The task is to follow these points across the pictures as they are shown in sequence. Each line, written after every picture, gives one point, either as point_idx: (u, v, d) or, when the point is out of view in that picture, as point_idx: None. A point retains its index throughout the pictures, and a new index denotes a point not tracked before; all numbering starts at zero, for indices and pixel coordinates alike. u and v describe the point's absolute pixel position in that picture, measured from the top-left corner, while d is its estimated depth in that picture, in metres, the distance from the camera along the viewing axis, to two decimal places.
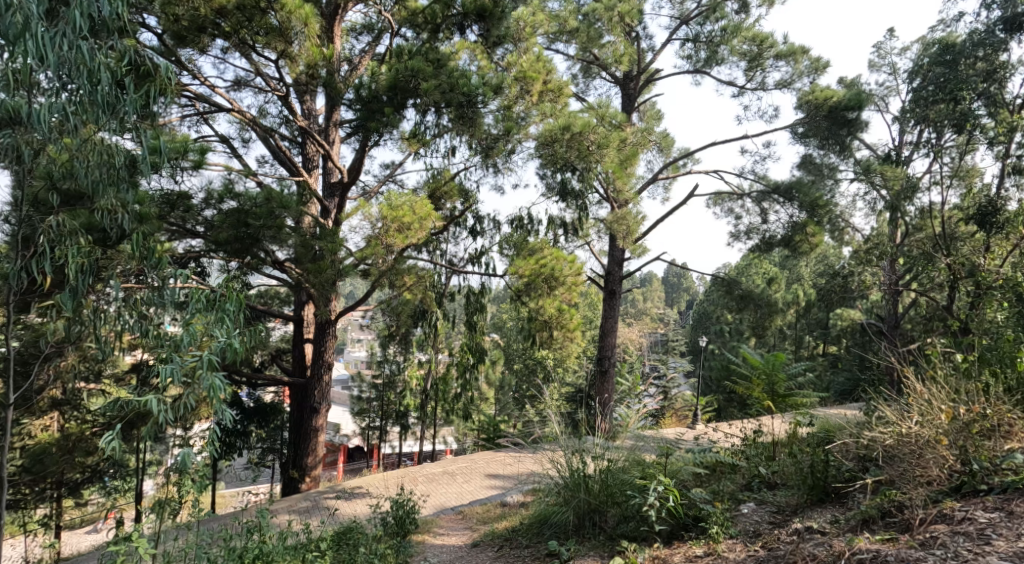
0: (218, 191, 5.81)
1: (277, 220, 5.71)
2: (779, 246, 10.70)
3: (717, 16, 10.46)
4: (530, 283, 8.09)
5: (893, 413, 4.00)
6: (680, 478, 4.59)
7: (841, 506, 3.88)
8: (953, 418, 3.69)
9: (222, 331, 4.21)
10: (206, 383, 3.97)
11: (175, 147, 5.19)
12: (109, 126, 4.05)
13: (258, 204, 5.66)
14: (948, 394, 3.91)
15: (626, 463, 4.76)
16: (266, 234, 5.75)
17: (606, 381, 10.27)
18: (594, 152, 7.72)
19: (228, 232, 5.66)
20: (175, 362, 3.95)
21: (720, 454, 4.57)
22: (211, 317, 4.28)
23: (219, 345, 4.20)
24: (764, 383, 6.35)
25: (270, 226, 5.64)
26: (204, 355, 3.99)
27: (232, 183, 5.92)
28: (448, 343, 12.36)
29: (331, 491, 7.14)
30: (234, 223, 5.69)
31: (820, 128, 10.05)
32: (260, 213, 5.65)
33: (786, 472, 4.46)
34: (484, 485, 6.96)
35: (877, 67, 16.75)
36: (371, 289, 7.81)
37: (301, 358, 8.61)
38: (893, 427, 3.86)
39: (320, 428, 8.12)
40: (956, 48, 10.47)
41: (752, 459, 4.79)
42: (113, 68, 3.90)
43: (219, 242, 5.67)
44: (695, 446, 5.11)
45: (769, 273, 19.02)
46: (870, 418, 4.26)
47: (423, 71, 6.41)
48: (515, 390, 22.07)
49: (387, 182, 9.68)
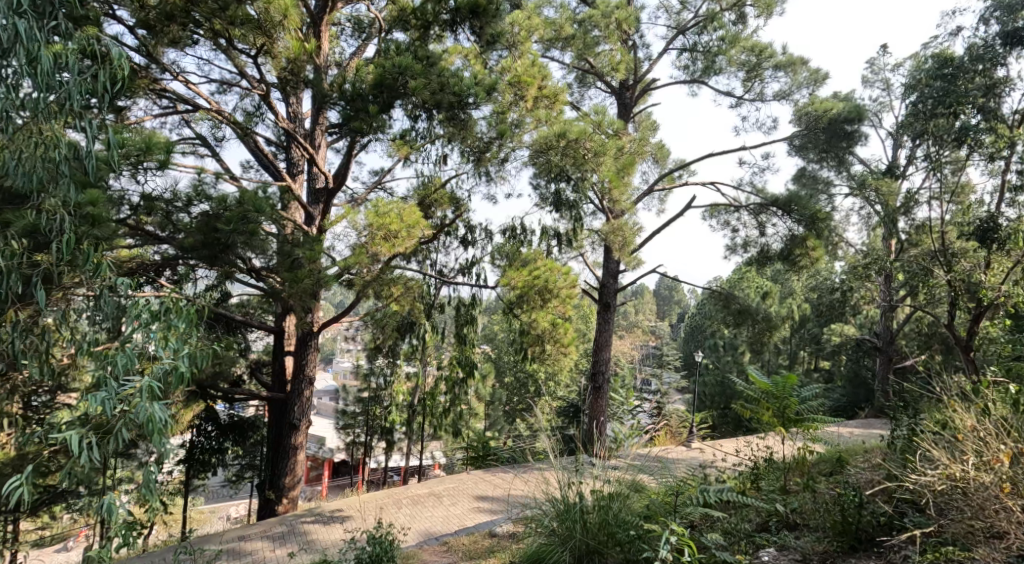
0: (187, 195, 5.45)
1: (252, 225, 5.34)
2: (777, 260, 10.44)
3: (715, 26, 10.23)
4: (523, 295, 7.75)
5: (939, 451, 3.73)
6: (687, 513, 4.33)
7: (879, 558, 3.70)
8: (1013, 461, 3.45)
9: (167, 352, 4.31)
10: (144, 413, 4.05)
11: (137, 145, 4.81)
12: (49, 112, 3.92)
13: (230, 209, 5.31)
14: (1002, 432, 3.68)
15: (628, 498, 4.43)
16: (238, 242, 5.36)
17: (600, 397, 9.95)
18: (590, 160, 7.39)
19: (196, 238, 5.31)
20: (108, 389, 4.05)
21: (735, 491, 4.32)
22: (157, 334, 4.34)
23: (164, 368, 4.27)
24: (775, 408, 5.60)
25: (243, 231, 5.24)
26: (142, 383, 4.08)
27: (203, 186, 5.55)
28: (437, 356, 12.00)
29: (309, 515, 6.73)
30: (205, 229, 5.34)
31: (819, 140, 9.79)
32: (230, 218, 5.26)
33: (808, 512, 4.24)
34: (473, 508, 6.66)
35: (871, 82, 16.70)
36: (356, 300, 7.45)
37: (282, 372, 8.24)
38: (942, 469, 3.60)
39: (300, 446, 7.75)
40: (956, 63, 10.16)
41: (765, 495, 4.53)
42: (58, 52, 3.81)
43: (186, 250, 5.32)
44: (700, 478, 4.83)
45: (762, 286, 18.74)
46: (911, 458, 4.05)
47: (412, 68, 6.13)
48: (505, 404, 21.60)
49: (375, 188, 9.29)
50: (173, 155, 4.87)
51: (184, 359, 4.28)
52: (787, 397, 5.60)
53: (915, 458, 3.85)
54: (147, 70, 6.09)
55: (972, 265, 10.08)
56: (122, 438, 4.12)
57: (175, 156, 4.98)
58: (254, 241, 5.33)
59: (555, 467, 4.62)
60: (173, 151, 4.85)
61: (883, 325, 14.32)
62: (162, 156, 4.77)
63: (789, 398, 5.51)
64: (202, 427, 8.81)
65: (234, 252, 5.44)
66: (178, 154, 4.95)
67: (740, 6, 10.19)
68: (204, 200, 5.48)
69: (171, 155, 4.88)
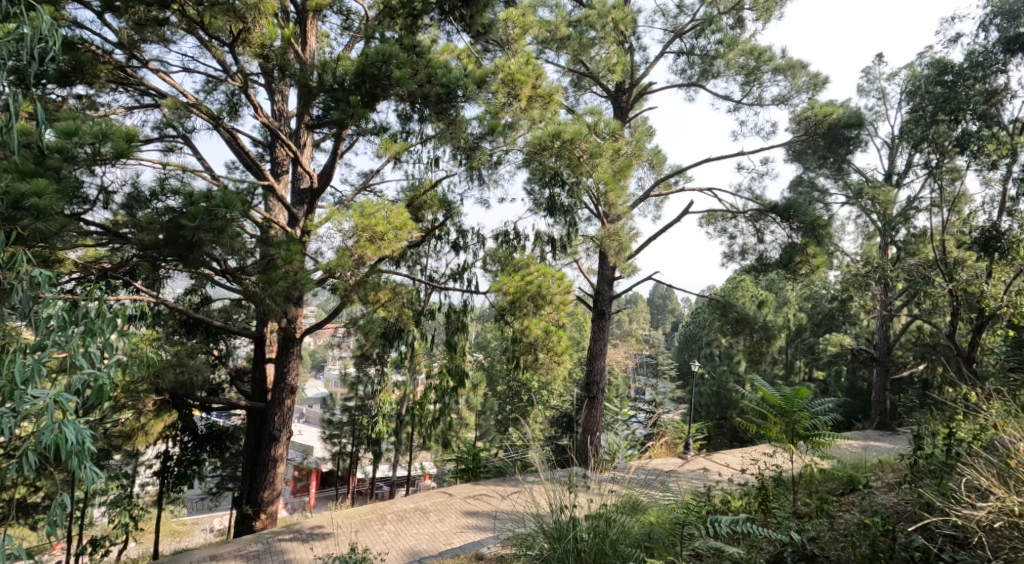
0: (150, 188, 5.13)
1: (219, 221, 5.01)
2: (775, 269, 10.18)
3: (712, 29, 9.96)
4: (515, 302, 7.48)
5: (991, 481, 3.65)
6: (698, 548, 4.06)
7: None
8: None
9: (87, 360, 4.07)
10: (50, 434, 3.76)
11: (91, 133, 4.49)
12: None
13: (196, 203, 5.00)
14: None
15: (627, 525, 4.15)
16: (205, 241, 5.02)
17: (595, 407, 9.63)
18: (586, 162, 7.47)
19: (159, 235, 4.98)
20: (10, 405, 3.73)
21: (746, 520, 4.05)
22: (75, 339, 4.07)
23: (83, 379, 4.03)
24: (782, 423, 5.27)
25: (210, 227, 4.93)
26: (49, 400, 3.78)
27: (167, 179, 5.24)
28: (427, 364, 11.64)
29: (287, 531, 6.40)
30: (169, 226, 5.02)
31: (818, 147, 9.49)
32: (195, 213, 4.94)
33: (828, 543, 3.98)
34: (459, 526, 6.35)
35: (866, 91, 16.57)
36: (340, 305, 7.14)
37: (262, 381, 7.94)
38: (996, 502, 3.51)
39: (279, 458, 7.44)
40: (955, 69, 9.49)
41: (778, 521, 4.27)
42: None
43: (147, 248, 5.00)
44: (702, 503, 4.56)
45: (757, 294, 18.46)
46: (949, 486, 3.94)
47: (397, 57, 5.83)
48: (498, 414, 21.27)
49: (362, 191, 9.01)
50: (130, 145, 4.55)
51: (104, 371, 4.05)
52: (797, 411, 5.21)
53: (964, 487, 3.74)
54: (110, 56, 5.74)
55: (972, 274, 9.86)
56: (27, 460, 3.83)
57: (134, 146, 4.66)
58: (222, 239, 5.00)
59: (547, 485, 4.37)
60: (130, 140, 4.53)
61: (881, 336, 14.08)
62: (118, 146, 4.46)
63: (801, 412, 5.15)
64: (180, 437, 8.50)
65: (202, 252, 5.11)
66: (137, 144, 4.63)
67: (738, 9, 9.96)
68: (169, 195, 5.16)
69: (129, 144, 4.56)
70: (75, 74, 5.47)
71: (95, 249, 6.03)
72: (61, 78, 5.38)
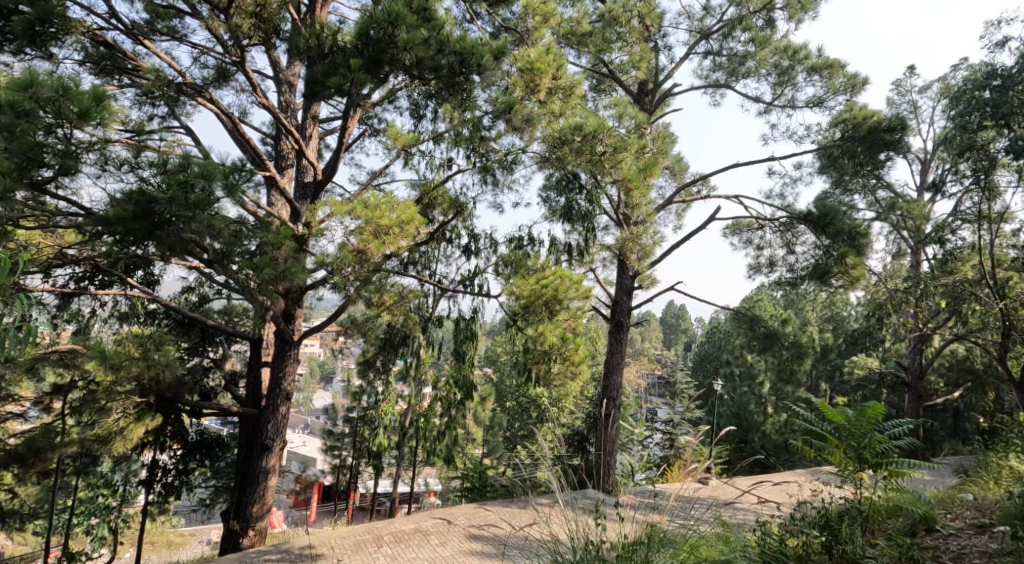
0: (123, 156, 4.77)
1: (196, 195, 4.61)
2: (805, 281, 9.57)
3: (743, 28, 9.34)
4: (528, 306, 6.92)
5: None
6: None
7: None
8: None
9: None
10: None
11: (53, 89, 4.15)
12: None
13: (170, 174, 4.59)
14: None
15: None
16: (179, 217, 4.66)
17: (610, 426, 8.98)
18: (608, 157, 6.81)
19: (127, 208, 4.56)
20: None
21: None
22: None
23: None
24: (847, 446, 4.71)
25: (183, 199, 4.52)
26: None
27: (144, 148, 4.87)
28: (434, 376, 11.05)
29: (275, 551, 5.82)
30: (140, 199, 4.62)
31: (854, 152, 8.89)
32: (169, 184, 4.55)
33: None
34: (465, 551, 5.79)
35: (895, 104, 15.98)
36: (340, 307, 6.64)
37: (256, 386, 7.45)
38: None
39: (272, 470, 6.88)
40: (1006, 71, 8.85)
41: None
42: None
43: (113, 221, 4.56)
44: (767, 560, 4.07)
45: (777, 313, 17.76)
46: None
47: (405, 19, 5.35)
48: (507, 430, 20.60)
49: (370, 189, 8.52)
50: (97, 105, 4.18)
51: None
52: (868, 435, 4.68)
53: None
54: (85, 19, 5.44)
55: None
56: None
57: (105, 109, 4.27)
58: (199, 215, 4.60)
59: (566, 512, 3.85)
60: (98, 100, 4.16)
61: (912, 360, 13.32)
62: (80, 104, 4.11)
63: (870, 436, 4.59)
64: (169, 445, 7.99)
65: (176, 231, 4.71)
66: (107, 105, 4.25)
67: (769, 9, 9.40)
68: (144, 167, 4.79)
69: (95, 105, 4.17)
70: (45, 32, 5.08)
71: (73, 233, 5.56)
72: (27, 34, 5.02)
